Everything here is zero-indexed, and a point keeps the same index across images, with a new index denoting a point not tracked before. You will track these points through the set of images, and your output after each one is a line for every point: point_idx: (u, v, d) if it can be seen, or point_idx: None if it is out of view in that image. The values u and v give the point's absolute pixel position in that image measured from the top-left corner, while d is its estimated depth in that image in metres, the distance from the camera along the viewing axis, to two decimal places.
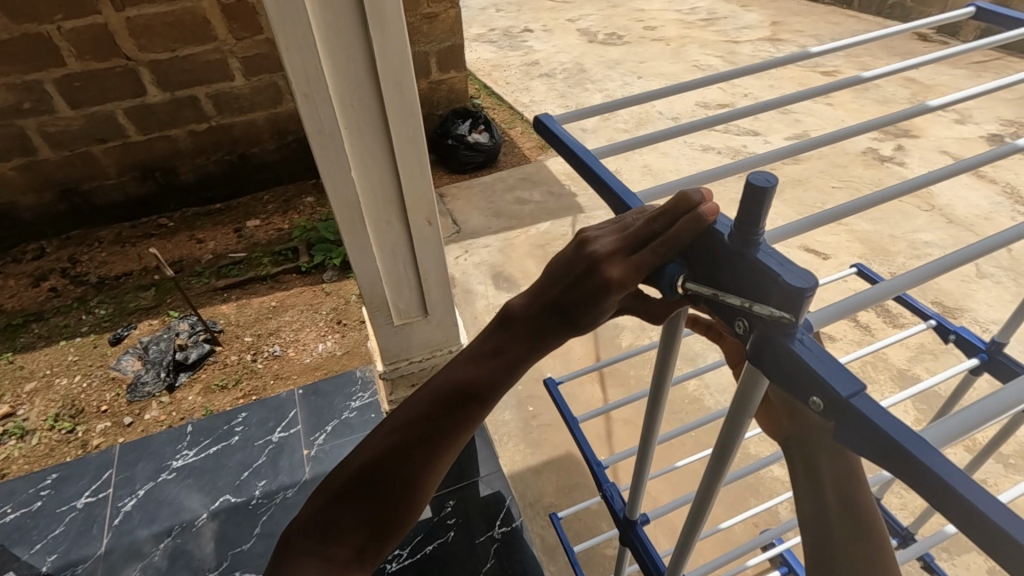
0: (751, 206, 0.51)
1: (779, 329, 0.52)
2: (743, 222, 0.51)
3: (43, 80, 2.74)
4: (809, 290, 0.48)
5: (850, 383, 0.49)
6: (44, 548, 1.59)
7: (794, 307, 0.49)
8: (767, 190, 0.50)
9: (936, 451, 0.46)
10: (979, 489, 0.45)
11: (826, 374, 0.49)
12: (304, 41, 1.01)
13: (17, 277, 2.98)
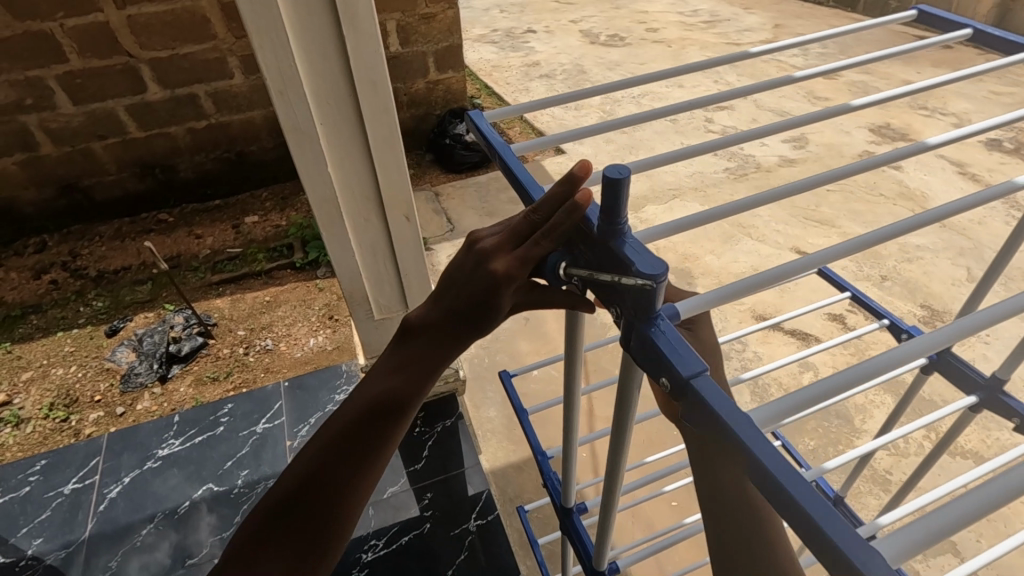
0: (610, 199, 0.53)
1: (638, 316, 0.54)
2: (606, 213, 0.54)
3: (44, 76, 2.79)
4: (657, 276, 0.51)
5: (693, 364, 0.51)
6: (30, 531, 1.63)
7: (648, 294, 0.52)
8: (620, 182, 0.52)
9: (753, 427, 0.47)
10: (786, 463, 0.45)
11: (673, 357, 0.51)
12: (278, 41, 1.04)
13: (18, 269, 3.02)
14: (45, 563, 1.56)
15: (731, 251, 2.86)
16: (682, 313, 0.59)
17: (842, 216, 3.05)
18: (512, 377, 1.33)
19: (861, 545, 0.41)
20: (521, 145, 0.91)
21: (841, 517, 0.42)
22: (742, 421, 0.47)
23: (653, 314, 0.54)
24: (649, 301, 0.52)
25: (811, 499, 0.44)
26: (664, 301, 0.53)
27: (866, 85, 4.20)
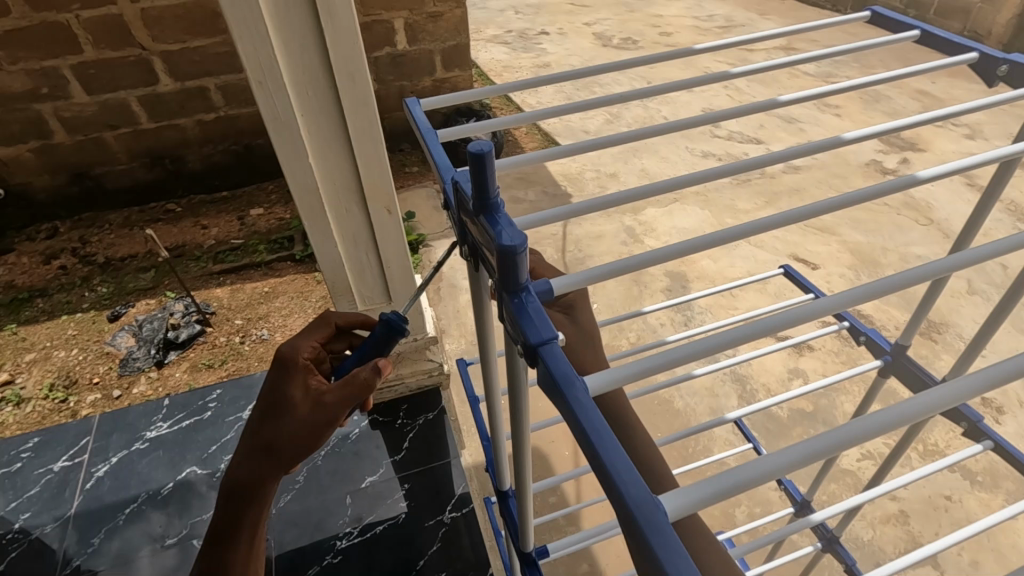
0: (476, 173, 0.55)
1: (504, 290, 0.57)
2: (474, 182, 0.56)
3: (59, 66, 2.86)
4: (518, 247, 0.54)
5: (547, 337, 0.54)
6: (19, 505, 1.73)
7: (507, 264, 0.54)
8: (481, 157, 0.54)
9: (579, 389, 0.50)
10: (601, 424, 0.48)
11: (527, 328, 0.55)
12: (258, 34, 1.07)
13: (29, 254, 3.09)
14: (32, 536, 1.65)
15: (729, 256, 2.84)
16: (553, 290, 0.63)
17: (844, 224, 3.02)
18: (471, 365, 1.36)
19: (646, 501, 0.44)
20: (443, 134, 0.97)
21: (651, 502, 0.44)
22: (571, 384, 0.51)
23: (516, 285, 0.56)
24: (513, 273, 0.55)
25: (614, 456, 0.46)
26: (527, 273, 0.56)
27: (877, 93, 4.14)
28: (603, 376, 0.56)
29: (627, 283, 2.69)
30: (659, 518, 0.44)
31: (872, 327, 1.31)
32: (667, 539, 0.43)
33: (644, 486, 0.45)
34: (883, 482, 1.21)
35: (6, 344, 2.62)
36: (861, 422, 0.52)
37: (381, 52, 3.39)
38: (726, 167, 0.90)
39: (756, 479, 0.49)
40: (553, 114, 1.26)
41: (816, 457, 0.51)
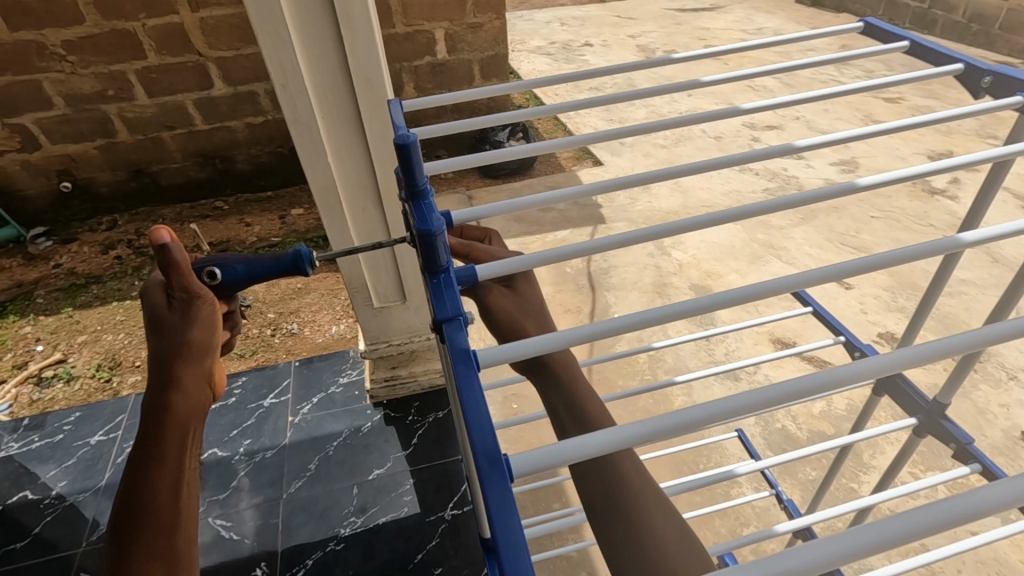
0: (403, 159, 0.68)
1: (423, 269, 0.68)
2: (402, 171, 0.69)
3: (125, 70, 3.07)
4: (434, 230, 0.65)
5: (454, 309, 0.64)
6: (58, 473, 1.90)
7: (426, 244, 0.65)
8: (406, 144, 0.66)
9: (471, 361, 0.59)
10: (478, 390, 0.56)
11: (439, 305, 0.64)
12: (282, 38, 1.15)
13: (90, 244, 3.32)
14: (67, 503, 1.82)
15: (757, 272, 2.77)
16: (479, 275, 0.74)
17: (883, 244, 2.90)
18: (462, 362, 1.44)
19: (493, 458, 0.52)
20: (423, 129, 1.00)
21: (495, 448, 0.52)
22: (465, 358, 0.59)
23: (437, 266, 0.67)
24: (433, 254, 0.66)
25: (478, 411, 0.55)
26: (446, 254, 0.67)
27: (931, 110, 3.97)
28: (505, 348, 0.65)
29: (650, 295, 2.67)
30: (500, 473, 0.51)
31: (867, 343, 1.51)
32: (503, 492, 0.50)
33: (499, 446, 0.53)
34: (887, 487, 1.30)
35: (62, 326, 2.81)
36: (726, 403, 0.58)
37: (421, 61, 3.48)
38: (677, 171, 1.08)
39: (636, 436, 0.55)
40: (549, 109, 1.35)
41: (682, 427, 0.57)
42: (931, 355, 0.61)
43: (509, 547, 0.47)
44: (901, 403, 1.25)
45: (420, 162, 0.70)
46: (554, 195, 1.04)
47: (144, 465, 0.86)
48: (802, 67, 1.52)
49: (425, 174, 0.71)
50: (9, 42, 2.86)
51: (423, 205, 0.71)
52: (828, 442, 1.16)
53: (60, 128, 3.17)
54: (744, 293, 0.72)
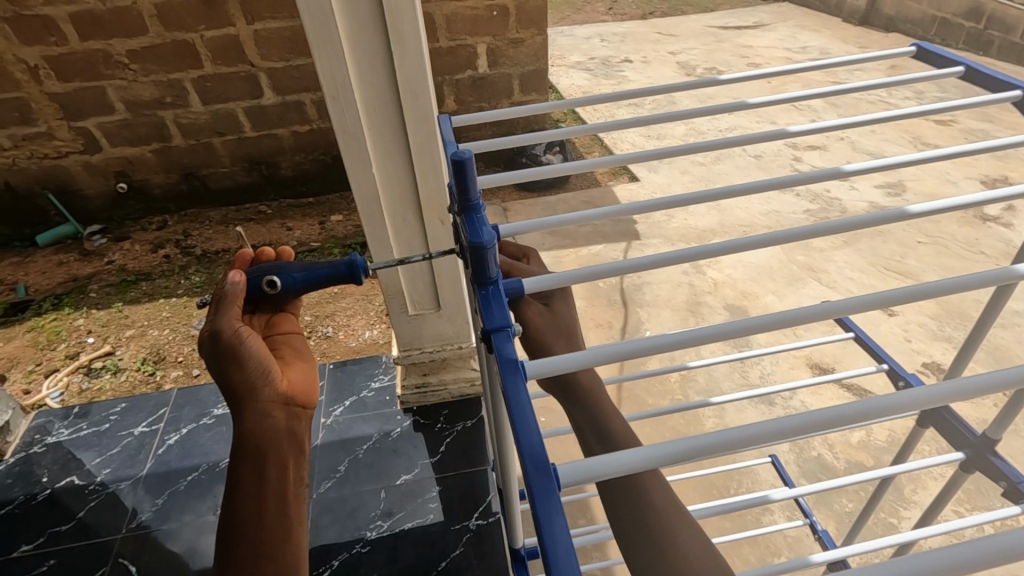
0: (459, 175, 0.72)
1: (476, 282, 0.74)
2: (457, 186, 0.73)
3: (183, 79, 3.23)
4: (486, 244, 0.71)
5: (502, 323, 0.69)
6: (103, 461, 1.99)
7: (478, 257, 0.71)
8: (462, 160, 0.71)
9: (519, 369, 0.64)
10: (525, 401, 0.61)
11: (489, 315, 0.70)
12: (334, 52, 1.20)
13: (141, 243, 3.48)
14: (109, 490, 1.90)
15: (796, 295, 2.71)
16: (525, 288, 0.78)
17: (930, 271, 2.80)
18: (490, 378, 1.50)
19: (541, 463, 0.55)
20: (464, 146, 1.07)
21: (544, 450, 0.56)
22: (513, 366, 0.64)
23: (487, 278, 0.73)
24: (484, 266, 0.72)
25: (527, 419, 0.59)
26: (497, 266, 0.73)
27: (985, 133, 3.83)
28: (550, 361, 0.67)
29: (684, 313, 2.63)
30: (548, 479, 0.54)
31: (913, 373, 1.46)
32: (551, 497, 0.53)
33: (546, 454, 0.56)
34: (928, 525, 1.25)
35: (112, 320, 2.95)
36: (753, 427, 0.58)
37: (463, 74, 3.55)
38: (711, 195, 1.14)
39: (681, 452, 0.57)
40: (590, 127, 1.36)
41: (720, 448, 0.57)
42: (976, 391, 0.59)
43: (555, 546, 0.50)
44: (949, 437, 1.21)
45: (474, 178, 0.74)
46: (590, 212, 1.07)
47: (236, 491, 1.00)
48: (852, 89, 1.48)
49: (477, 189, 0.75)
50: (79, 51, 3.04)
51: (475, 218, 0.75)
52: (865, 474, 1.11)
53: (120, 132, 3.34)
54: (780, 317, 0.71)
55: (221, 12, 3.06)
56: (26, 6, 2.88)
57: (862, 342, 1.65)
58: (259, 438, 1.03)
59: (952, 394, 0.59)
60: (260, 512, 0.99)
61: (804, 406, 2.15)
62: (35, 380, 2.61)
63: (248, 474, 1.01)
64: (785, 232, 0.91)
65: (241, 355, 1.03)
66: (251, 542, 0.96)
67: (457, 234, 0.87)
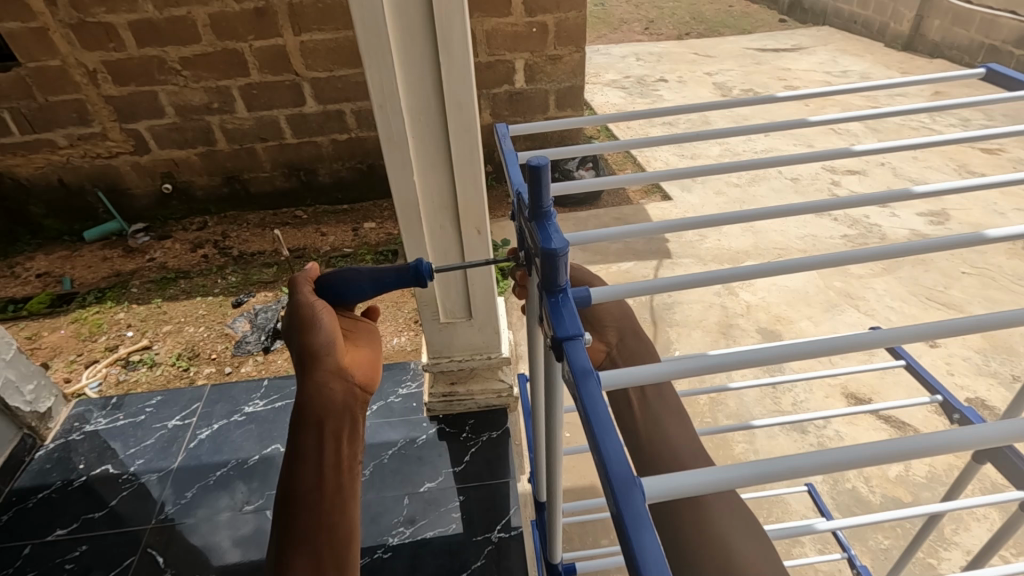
0: (532, 182, 0.74)
1: (546, 288, 0.74)
2: (531, 192, 0.74)
3: (230, 86, 3.34)
4: (560, 251, 0.71)
5: (573, 331, 0.69)
6: (137, 452, 2.05)
7: (550, 263, 0.72)
8: (538, 167, 0.71)
9: (592, 377, 0.63)
10: (602, 409, 0.60)
11: (560, 325, 0.70)
12: (385, 64, 1.23)
13: (181, 242, 3.59)
14: (140, 480, 1.95)
15: (832, 322, 2.64)
16: (592, 298, 0.78)
17: (975, 303, 2.70)
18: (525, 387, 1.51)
19: (626, 476, 0.55)
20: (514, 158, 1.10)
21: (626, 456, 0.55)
22: (587, 375, 0.64)
23: (556, 286, 0.74)
24: (555, 273, 0.73)
25: (605, 428, 0.58)
26: (568, 275, 0.73)
27: None
28: (619, 373, 0.69)
29: (714, 335, 2.59)
30: (633, 491, 0.54)
31: (968, 406, 1.39)
32: (638, 511, 0.52)
33: (630, 468, 0.55)
34: (978, 568, 1.19)
35: (151, 315, 3.04)
36: (831, 452, 0.58)
37: (500, 89, 3.60)
38: (759, 214, 1.13)
39: (765, 473, 0.56)
40: (630, 145, 1.35)
41: (801, 470, 0.57)
42: None
43: (644, 555, 0.50)
44: (1005, 476, 1.15)
45: (547, 185, 0.75)
46: (635, 230, 1.07)
47: (293, 463, 0.96)
48: (904, 113, 1.45)
49: (548, 197, 0.76)
50: (135, 57, 3.18)
51: (546, 225, 0.76)
52: (910, 510, 1.07)
53: (170, 135, 3.47)
54: (839, 343, 0.72)
55: (270, 24, 3.17)
56: (91, 13, 3.03)
57: (912, 371, 1.60)
58: (316, 406, 0.97)
59: (1015, 435, 0.57)
60: (317, 480, 0.95)
61: (839, 437, 2.08)
62: (76, 369, 2.69)
63: (307, 441, 0.97)
64: (835, 255, 0.90)
65: (313, 322, 1.02)
66: (311, 508, 0.93)
67: (524, 240, 0.88)
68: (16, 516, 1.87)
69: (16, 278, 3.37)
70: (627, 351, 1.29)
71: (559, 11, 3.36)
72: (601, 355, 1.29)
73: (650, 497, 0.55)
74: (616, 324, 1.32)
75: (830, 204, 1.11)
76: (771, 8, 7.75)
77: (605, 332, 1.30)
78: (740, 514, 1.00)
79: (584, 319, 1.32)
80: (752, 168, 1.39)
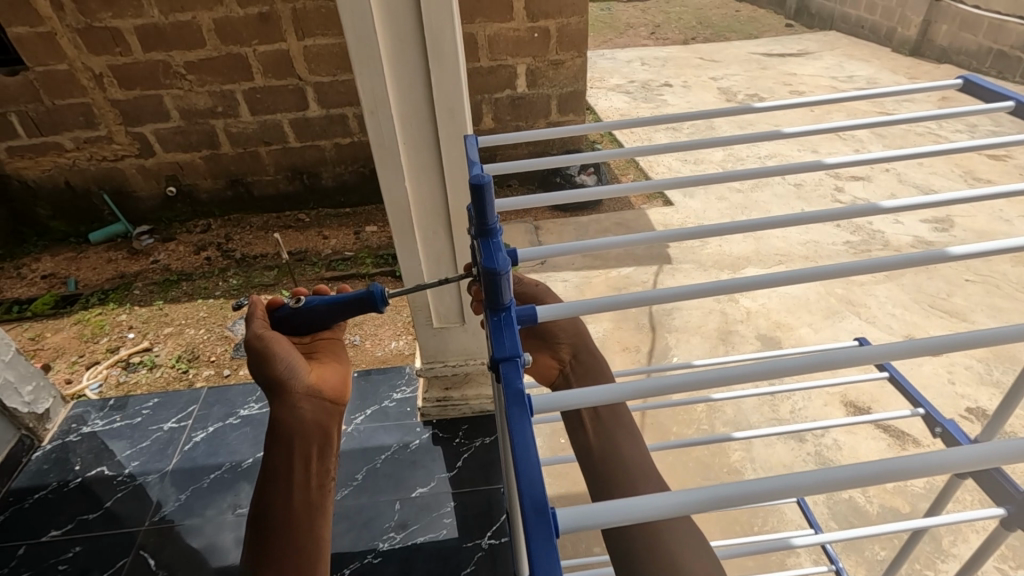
0: (477, 200, 0.75)
1: (490, 308, 0.75)
2: (476, 211, 0.76)
3: (235, 90, 3.37)
4: (498, 271, 0.72)
5: (506, 353, 0.70)
6: (133, 453, 2.06)
7: (490, 283, 0.73)
8: (481, 184, 0.74)
9: (524, 404, 0.63)
10: (529, 434, 0.60)
11: (499, 345, 0.70)
12: (375, 72, 1.24)
13: (184, 244, 3.62)
14: (136, 482, 1.96)
15: (832, 329, 2.62)
16: (538, 317, 0.77)
17: (978, 311, 2.67)
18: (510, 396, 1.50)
19: (540, 505, 0.54)
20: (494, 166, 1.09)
21: (542, 487, 0.55)
22: (518, 400, 0.64)
23: (500, 304, 0.74)
24: (497, 292, 0.73)
25: (528, 456, 0.58)
26: (510, 294, 0.74)
27: None
28: (561, 394, 0.67)
29: (714, 341, 2.58)
30: (546, 523, 0.53)
31: (952, 419, 1.39)
32: (547, 541, 0.52)
33: (546, 496, 0.55)
34: None
35: (152, 317, 3.06)
36: (781, 478, 0.58)
37: (503, 93, 3.61)
38: (750, 223, 1.12)
39: (700, 501, 0.56)
40: (622, 152, 1.34)
41: (745, 497, 0.56)
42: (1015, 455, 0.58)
43: None
44: (994, 490, 1.14)
45: (492, 203, 0.76)
46: (623, 239, 1.07)
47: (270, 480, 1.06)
48: (900, 120, 1.44)
49: (494, 214, 0.77)
50: (141, 61, 3.21)
51: (491, 243, 0.77)
52: (894, 525, 1.06)
53: (174, 139, 3.50)
54: (807, 362, 0.72)
55: (275, 28, 3.19)
56: (98, 18, 3.07)
57: (899, 382, 1.59)
58: (291, 427, 1.07)
59: (970, 462, 0.57)
60: (291, 498, 1.06)
61: (837, 446, 2.06)
62: (77, 370, 2.72)
63: (279, 466, 1.06)
64: (819, 269, 0.90)
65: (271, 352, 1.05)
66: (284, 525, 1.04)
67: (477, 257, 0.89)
68: (13, 516, 1.88)
69: (22, 279, 3.40)
70: (580, 369, 1.29)
71: (562, 16, 3.37)
72: (554, 372, 1.30)
73: (566, 528, 0.54)
74: (571, 341, 1.32)
75: (821, 214, 1.10)
76: (777, 13, 7.74)
77: (558, 348, 1.30)
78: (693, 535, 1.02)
79: (539, 334, 1.31)
80: (745, 176, 1.38)
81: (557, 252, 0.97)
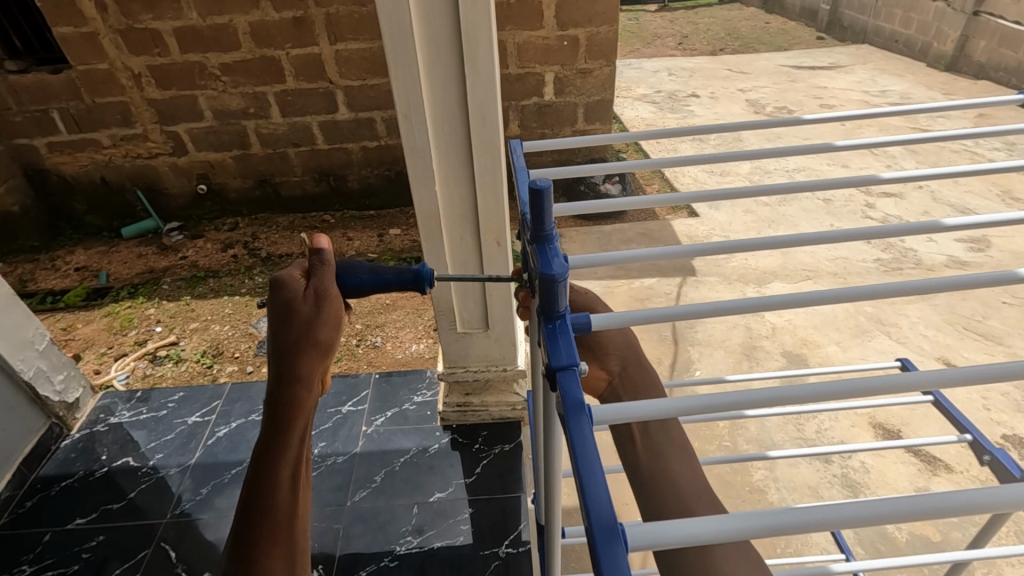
0: (536, 205, 0.74)
1: (545, 315, 0.74)
2: (533, 216, 0.75)
3: (267, 92, 3.43)
4: (557, 277, 0.72)
5: (568, 361, 0.69)
6: (157, 446, 2.09)
7: (548, 289, 0.72)
8: (539, 191, 0.72)
9: (584, 413, 0.62)
10: (590, 444, 0.59)
11: (555, 353, 0.70)
12: (411, 77, 1.25)
13: (212, 242, 3.68)
14: (158, 475, 1.99)
15: (861, 348, 2.56)
16: (591, 325, 0.77)
17: (1014, 334, 2.59)
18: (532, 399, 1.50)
19: (609, 524, 0.53)
20: (530, 174, 1.08)
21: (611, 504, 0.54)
22: (578, 409, 0.63)
23: (554, 312, 0.74)
24: (553, 299, 0.73)
25: (593, 470, 0.57)
26: (565, 301, 0.73)
27: None
28: (615, 409, 0.67)
29: (737, 355, 2.54)
30: (615, 541, 0.52)
31: (998, 448, 1.34)
32: (617, 559, 0.51)
33: (614, 514, 0.54)
34: None
35: (179, 311, 3.11)
36: (841, 508, 0.56)
37: (529, 101, 3.62)
38: (788, 239, 1.10)
39: (763, 527, 0.55)
40: (656, 163, 1.32)
41: (806, 526, 0.54)
42: None
43: None
44: None
45: (550, 209, 0.76)
46: (652, 251, 1.05)
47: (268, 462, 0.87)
48: (944, 138, 1.40)
49: (551, 220, 0.77)
50: (178, 62, 3.29)
51: (547, 249, 0.76)
52: (937, 556, 1.01)
53: (207, 138, 3.58)
54: (857, 386, 0.69)
55: (308, 32, 3.25)
56: (139, 20, 3.14)
57: (941, 407, 1.54)
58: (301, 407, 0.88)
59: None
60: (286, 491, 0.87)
61: (865, 469, 2.00)
62: (106, 362, 2.78)
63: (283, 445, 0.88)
64: (861, 290, 0.87)
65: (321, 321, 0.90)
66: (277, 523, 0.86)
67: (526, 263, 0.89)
68: (40, 503, 1.92)
69: (57, 271, 3.50)
70: (629, 381, 1.26)
71: (590, 25, 3.37)
72: (601, 383, 1.28)
73: (634, 548, 0.53)
74: (620, 353, 1.30)
75: (863, 232, 1.07)
76: (809, 25, 7.64)
77: (607, 360, 1.28)
78: (742, 553, 0.99)
79: (587, 345, 1.30)
80: (781, 190, 1.35)
81: (587, 261, 0.96)
